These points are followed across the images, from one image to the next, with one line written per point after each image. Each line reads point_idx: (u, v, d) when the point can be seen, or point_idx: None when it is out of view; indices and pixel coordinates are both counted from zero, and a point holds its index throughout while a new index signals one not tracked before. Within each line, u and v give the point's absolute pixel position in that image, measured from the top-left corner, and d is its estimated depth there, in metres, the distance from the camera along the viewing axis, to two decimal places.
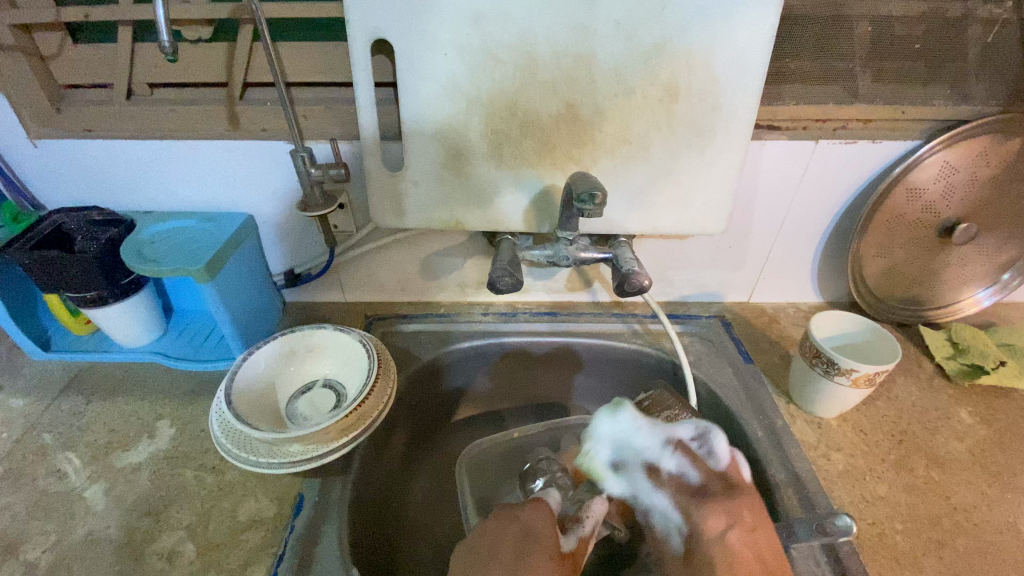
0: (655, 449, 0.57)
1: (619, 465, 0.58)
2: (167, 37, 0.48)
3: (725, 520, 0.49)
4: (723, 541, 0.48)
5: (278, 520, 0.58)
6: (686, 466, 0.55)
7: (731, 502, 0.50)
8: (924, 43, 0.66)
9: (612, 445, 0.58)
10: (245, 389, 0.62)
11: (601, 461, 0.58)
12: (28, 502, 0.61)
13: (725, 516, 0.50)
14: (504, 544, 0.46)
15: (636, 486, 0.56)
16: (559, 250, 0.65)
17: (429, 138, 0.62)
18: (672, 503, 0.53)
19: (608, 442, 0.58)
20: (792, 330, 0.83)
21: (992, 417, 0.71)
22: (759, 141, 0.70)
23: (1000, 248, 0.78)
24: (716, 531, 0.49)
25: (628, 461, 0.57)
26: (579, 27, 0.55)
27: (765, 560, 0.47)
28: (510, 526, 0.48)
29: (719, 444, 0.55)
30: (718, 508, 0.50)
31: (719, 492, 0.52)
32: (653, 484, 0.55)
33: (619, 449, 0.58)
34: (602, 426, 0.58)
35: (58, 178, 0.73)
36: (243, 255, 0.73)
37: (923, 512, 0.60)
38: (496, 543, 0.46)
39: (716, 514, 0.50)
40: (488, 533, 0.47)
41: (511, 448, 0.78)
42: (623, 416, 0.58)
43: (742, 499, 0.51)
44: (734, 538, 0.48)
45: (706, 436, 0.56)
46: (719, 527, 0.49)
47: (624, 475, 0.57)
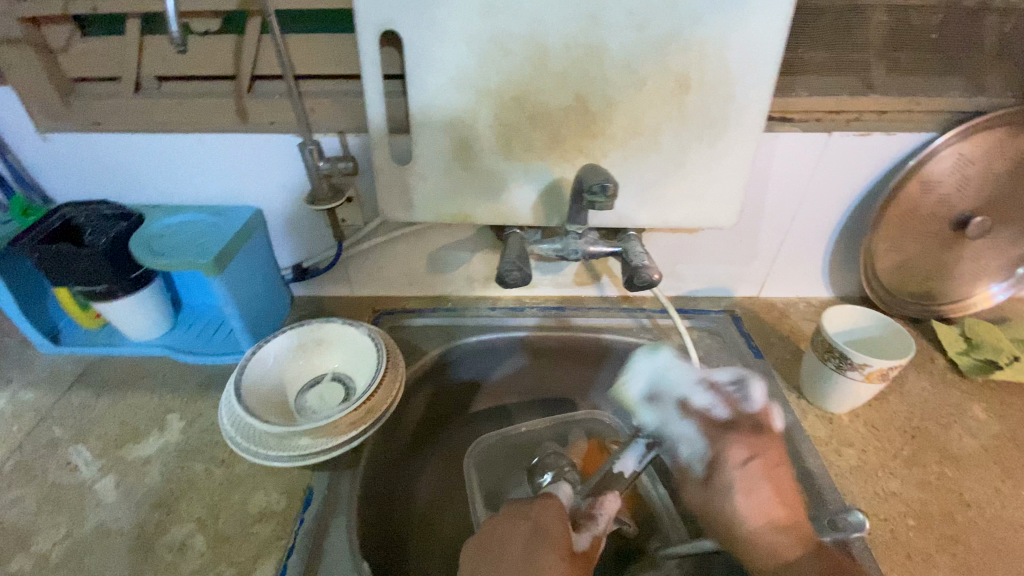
0: (689, 386, 0.61)
1: (652, 399, 0.63)
2: (175, 28, 0.48)
3: (747, 451, 0.53)
4: (744, 468, 0.52)
5: (287, 513, 0.58)
6: (716, 404, 0.58)
7: (760, 439, 0.54)
8: (940, 33, 0.65)
9: (648, 382, 0.64)
10: (254, 382, 0.62)
11: (636, 394, 0.65)
12: (40, 494, 0.61)
13: (750, 447, 0.53)
14: (514, 540, 0.46)
15: (665, 417, 0.61)
16: (568, 244, 0.65)
17: (437, 131, 0.62)
18: (698, 432, 0.57)
19: (643, 378, 0.65)
20: (803, 325, 0.83)
21: (1006, 413, 0.71)
22: (771, 133, 0.69)
23: (1014, 242, 0.77)
24: (737, 458, 0.52)
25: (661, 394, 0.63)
26: (590, 17, 0.54)
27: (782, 497, 0.50)
28: (521, 523, 0.48)
29: (754, 390, 0.58)
30: (742, 441, 0.54)
31: (748, 430, 0.55)
32: (682, 414, 0.60)
33: (652, 385, 0.64)
34: (638, 364, 0.66)
35: (68, 171, 0.73)
36: (251, 248, 0.73)
37: (937, 508, 0.60)
38: (507, 537, 0.47)
39: (740, 446, 0.53)
40: (499, 527, 0.48)
41: (518, 442, 0.80)
42: (660, 355, 0.66)
43: (769, 440, 0.54)
44: (755, 466, 0.52)
45: (743, 383, 0.59)
46: (742, 456, 0.52)
47: (657, 407, 0.62)
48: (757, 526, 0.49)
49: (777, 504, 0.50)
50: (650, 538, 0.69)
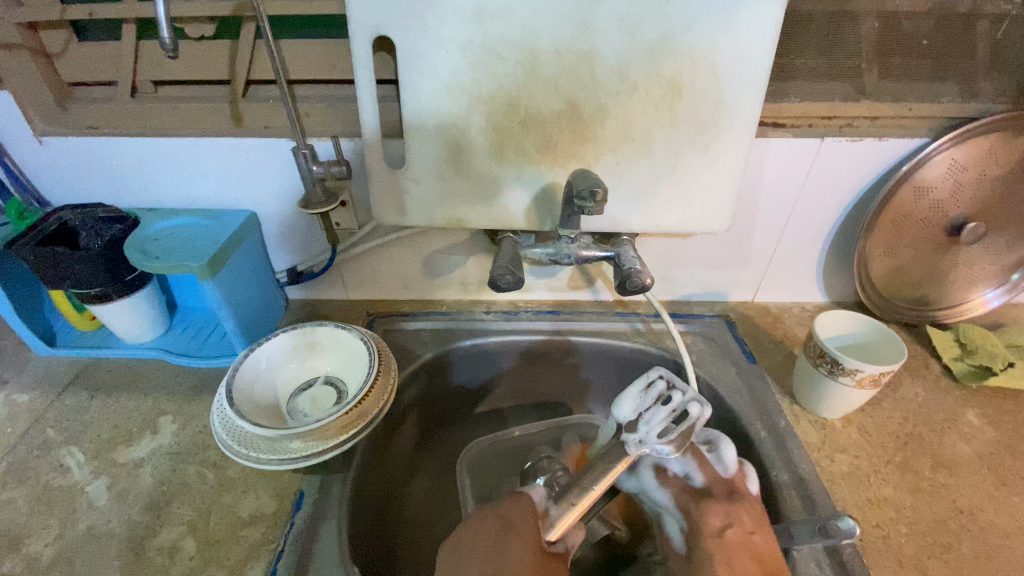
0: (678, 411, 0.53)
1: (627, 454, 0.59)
2: (168, 34, 0.48)
3: (722, 519, 0.51)
4: (720, 538, 0.50)
5: (278, 517, 0.58)
6: (692, 470, 0.55)
7: (734, 505, 0.52)
8: (932, 40, 0.65)
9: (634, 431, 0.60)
10: (246, 386, 0.62)
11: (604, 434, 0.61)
12: (31, 496, 0.61)
13: (723, 515, 0.52)
14: (485, 538, 0.47)
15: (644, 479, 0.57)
16: (561, 248, 0.65)
17: (430, 136, 0.62)
18: (672, 502, 0.55)
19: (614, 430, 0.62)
20: (797, 329, 0.83)
21: (1000, 419, 0.70)
22: (764, 138, 0.69)
23: (1009, 248, 0.77)
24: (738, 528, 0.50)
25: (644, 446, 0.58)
26: (581, 22, 0.55)
27: (763, 563, 0.48)
28: (487, 519, 0.48)
29: (728, 452, 0.55)
30: (716, 509, 0.52)
31: (723, 495, 0.53)
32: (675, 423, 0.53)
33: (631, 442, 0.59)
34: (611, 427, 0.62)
35: (64, 174, 0.74)
36: (246, 252, 0.73)
37: (928, 515, 0.60)
38: (474, 538, 0.47)
39: (716, 512, 0.52)
40: (469, 525, 0.48)
41: (512, 446, 0.80)
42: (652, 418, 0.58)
43: (743, 504, 0.53)
44: (732, 534, 0.50)
45: (716, 444, 0.56)
46: (716, 525, 0.51)
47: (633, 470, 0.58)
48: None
49: (759, 570, 0.48)
50: (641, 543, 0.69)
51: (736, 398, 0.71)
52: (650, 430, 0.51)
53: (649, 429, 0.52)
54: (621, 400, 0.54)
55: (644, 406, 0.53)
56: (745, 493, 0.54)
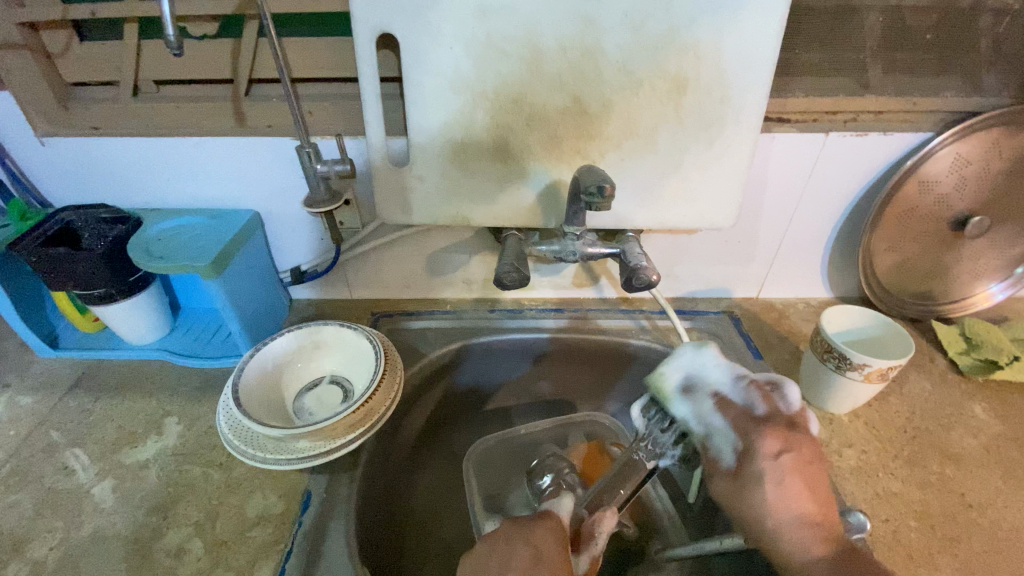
0: (728, 380, 0.52)
1: (689, 389, 0.52)
2: (173, 31, 0.47)
3: (780, 443, 0.45)
4: (776, 461, 0.44)
5: (284, 518, 0.58)
6: (755, 400, 0.49)
7: (796, 435, 0.46)
8: (935, 34, 0.65)
9: (686, 373, 0.54)
10: (252, 386, 0.62)
11: (670, 383, 0.53)
12: (36, 499, 0.61)
13: (783, 440, 0.46)
14: (514, 565, 0.43)
15: (704, 412, 0.50)
16: (566, 245, 0.64)
17: (436, 134, 0.62)
18: (729, 423, 0.48)
19: (680, 369, 0.54)
20: (802, 325, 0.83)
21: (1007, 413, 0.70)
22: (768, 134, 0.69)
23: (1013, 242, 0.77)
24: (770, 449, 0.45)
25: (697, 386, 0.52)
26: (587, 18, 0.55)
27: (815, 491, 0.44)
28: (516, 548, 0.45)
29: (793, 392, 0.49)
30: (776, 432, 0.46)
31: (782, 422, 0.47)
32: (716, 405, 0.50)
33: (689, 377, 0.54)
34: (679, 355, 0.56)
35: (66, 175, 0.73)
36: (249, 251, 0.73)
37: (937, 509, 0.59)
38: (505, 561, 0.44)
39: (775, 436, 0.46)
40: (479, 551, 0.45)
41: (518, 445, 0.79)
42: (706, 352, 0.56)
43: (805, 437, 0.46)
44: (787, 460, 0.44)
45: (779, 385, 0.51)
46: (775, 447, 0.45)
47: (693, 398, 0.52)
48: (785, 518, 0.43)
49: (809, 500, 0.44)
50: (651, 539, 0.68)
51: None
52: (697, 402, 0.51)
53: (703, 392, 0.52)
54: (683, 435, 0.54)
55: (692, 369, 0.54)
56: (802, 427, 0.47)
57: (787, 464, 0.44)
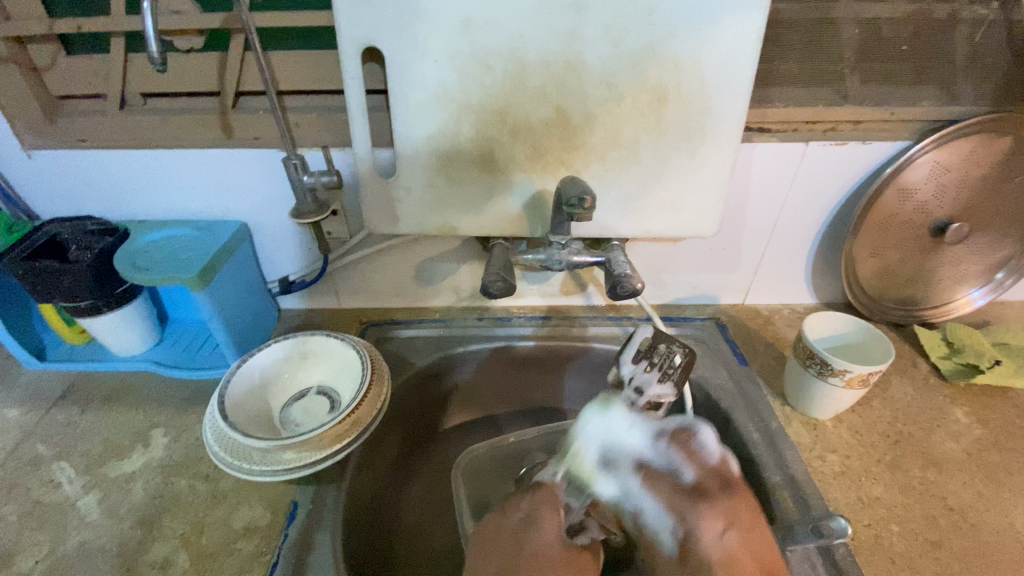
0: (644, 445, 0.55)
1: (607, 464, 0.55)
2: (156, 47, 0.48)
3: (722, 520, 0.46)
4: (720, 542, 0.45)
5: (271, 529, 0.58)
6: (681, 465, 0.51)
7: (726, 501, 0.47)
8: (912, 45, 0.66)
9: (599, 447, 0.56)
10: (238, 397, 0.62)
11: (590, 461, 0.55)
12: (22, 512, 0.61)
13: (723, 515, 0.46)
14: (504, 532, 0.47)
15: (628, 485, 0.53)
16: (552, 254, 0.65)
17: (421, 145, 0.62)
18: (665, 505, 0.49)
19: (592, 442, 0.57)
20: (787, 331, 0.84)
21: (988, 417, 0.71)
22: (750, 143, 0.70)
23: (993, 247, 0.78)
24: (711, 531, 0.45)
25: (617, 460, 0.55)
26: (567, 31, 0.55)
27: (761, 561, 0.44)
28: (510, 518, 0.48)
29: (708, 440, 0.52)
30: (715, 509, 0.46)
31: (713, 487, 0.48)
32: (647, 486, 0.52)
33: (606, 448, 0.56)
34: (589, 424, 0.58)
35: (53, 187, 0.74)
36: (236, 262, 0.73)
37: (919, 514, 0.60)
38: (497, 529, 0.47)
39: (715, 515, 0.46)
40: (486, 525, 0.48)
41: (506, 454, 0.76)
42: (612, 415, 0.58)
43: (738, 503, 0.47)
44: (733, 539, 0.45)
45: (695, 434, 0.52)
46: (716, 529, 0.45)
47: (614, 475, 0.55)
48: None
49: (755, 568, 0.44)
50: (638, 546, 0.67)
51: (728, 402, 0.71)
52: (626, 482, 0.54)
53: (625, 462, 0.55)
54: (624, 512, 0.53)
55: (609, 434, 0.57)
56: (730, 478, 0.49)
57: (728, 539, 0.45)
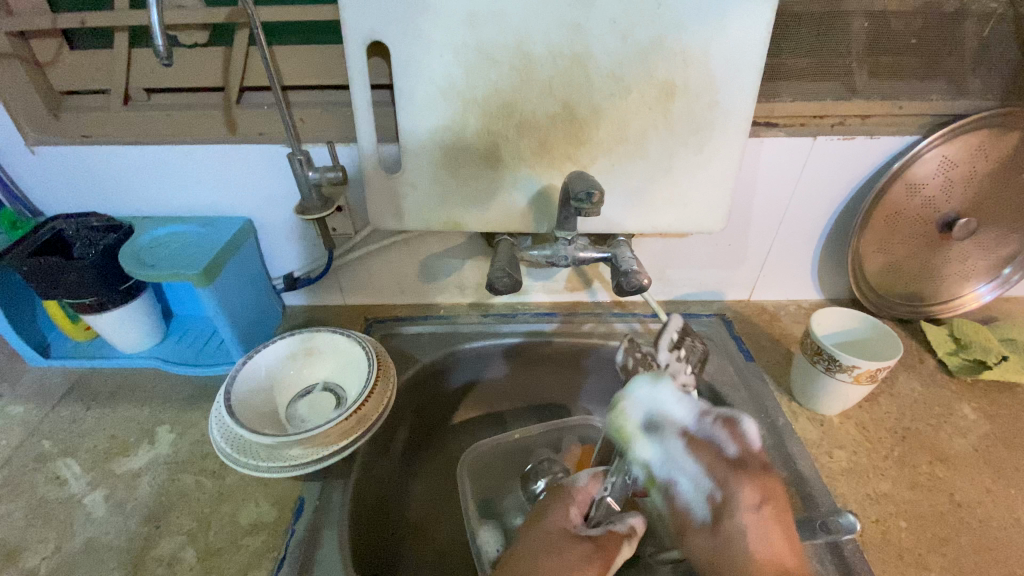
0: (689, 413, 0.52)
1: (650, 429, 0.52)
2: (162, 41, 0.47)
3: (758, 495, 0.47)
4: (756, 514, 0.47)
5: (278, 525, 0.58)
6: (725, 441, 0.50)
7: (765, 477, 0.48)
8: (920, 39, 0.66)
9: (644, 412, 0.52)
10: (243, 394, 0.61)
11: (631, 424, 0.52)
12: (28, 509, 0.61)
13: (760, 490, 0.48)
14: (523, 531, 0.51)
15: (670, 452, 0.50)
16: (558, 250, 0.64)
17: (427, 140, 0.62)
18: (704, 472, 0.49)
19: (638, 407, 0.53)
20: (793, 327, 0.83)
21: (995, 412, 0.71)
22: (757, 138, 0.70)
23: (1000, 243, 0.78)
24: (748, 503, 0.47)
25: (662, 425, 0.52)
26: (575, 25, 0.55)
27: (789, 542, 0.46)
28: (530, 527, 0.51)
29: (751, 425, 0.50)
30: (754, 483, 0.48)
31: (754, 465, 0.48)
32: (689, 453, 0.50)
33: (651, 415, 0.52)
34: (637, 395, 0.53)
35: (57, 184, 0.73)
36: (241, 258, 0.73)
37: (927, 510, 0.60)
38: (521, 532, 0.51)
39: (753, 487, 0.47)
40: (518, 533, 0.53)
41: (512, 449, 0.75)
42: (663, 386, 0.53)
43: (773, 481, 0.48)
44: (767, 513, 0.47)
45: (738, 419, 0.51)
46: (754, 500, 0.47)
47: (657, 440, 0.51)
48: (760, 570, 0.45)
49: (781, 544, 0.46)
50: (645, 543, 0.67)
51: (735, 398, 0.71)
52: (667, 449, 0.51)
53: (669, 428, 0.51)
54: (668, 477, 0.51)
55: (655, 403, 0.53)
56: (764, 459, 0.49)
57: (762, 518, 0.47)
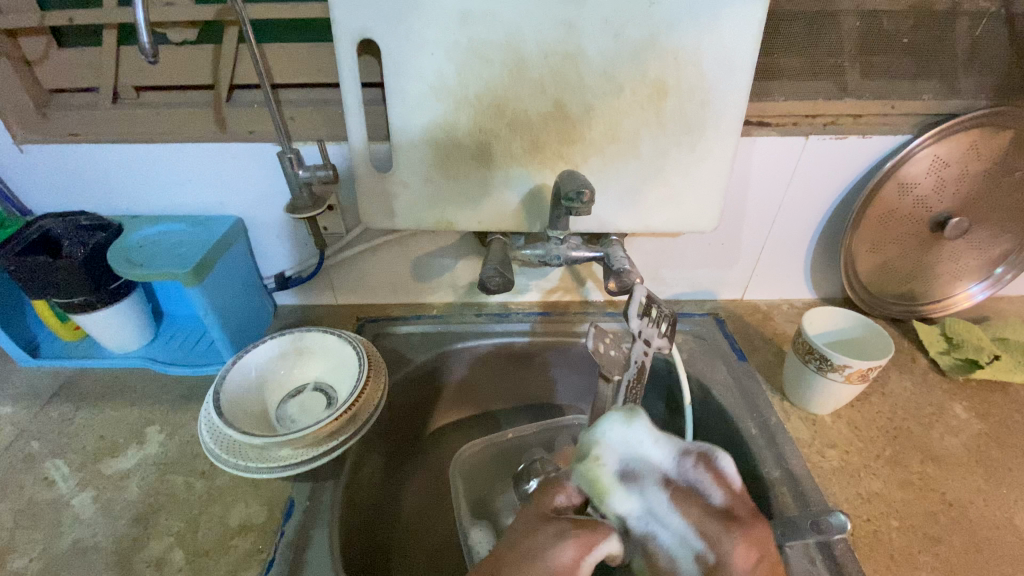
0: (664, 459, 0.46)
1: (627, 479, 0.45)
2: (147, 39, 0.47)
3: (755, 550, 0.41)
4: None
5: (267, 526, 0.58)
6: (708, 486, 0.43)
7: (758, 529, 0.41)
8: (912, 38, 0.66)
9: (619, 460, 0.46)
10: (234, 394, 0.61)
11: (606, 473, 0.45)
12: (16, 510, 0.60)
13: (758, 545, 0.41)
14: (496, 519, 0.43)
15: (649, 506, 0.44)
16: (550, 249, 0.63)
17: (418, 139, 0.62)
18: (690, 525, 0.42)
19: (612, 455, 0.46)
20: (786, 326, 0.83)
21: (986, 412, 0.71)
22: (749, 137, 0.70)
23: (992, 242, 0.78)
24: (745, 563, 0.40)
25: (640, 475, 0.45)
26: (566, 24, 0.55)
27: None
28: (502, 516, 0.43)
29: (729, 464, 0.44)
30: (750, 536, 0.41)
31: (744, 515, 0.42)
32: (672, 508, 0.43)
33: (626, 462, 0.46)
34: (608, 435, 0.47)
35: (46, 182, 0.73)
36: (231, 257, 0.72)
37: (918, 509, 0.60)
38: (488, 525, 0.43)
39: (747, 544, 0.40)
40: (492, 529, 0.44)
41: (506, 450, 0.79)
42: (638, 427, 0.47)
43: (768, 530, 0.42)
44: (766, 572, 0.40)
45: (714, 456, 0.45)
46: (750, 559, 0.40)
47: (636, 491, 0.44)
48: None
49: None
50: None
51: (727, 397, 0.71)
52: (645, 506, 0.44)
53: (645, 479, 0.45)
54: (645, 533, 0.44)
55: (625, 452, 0.46)
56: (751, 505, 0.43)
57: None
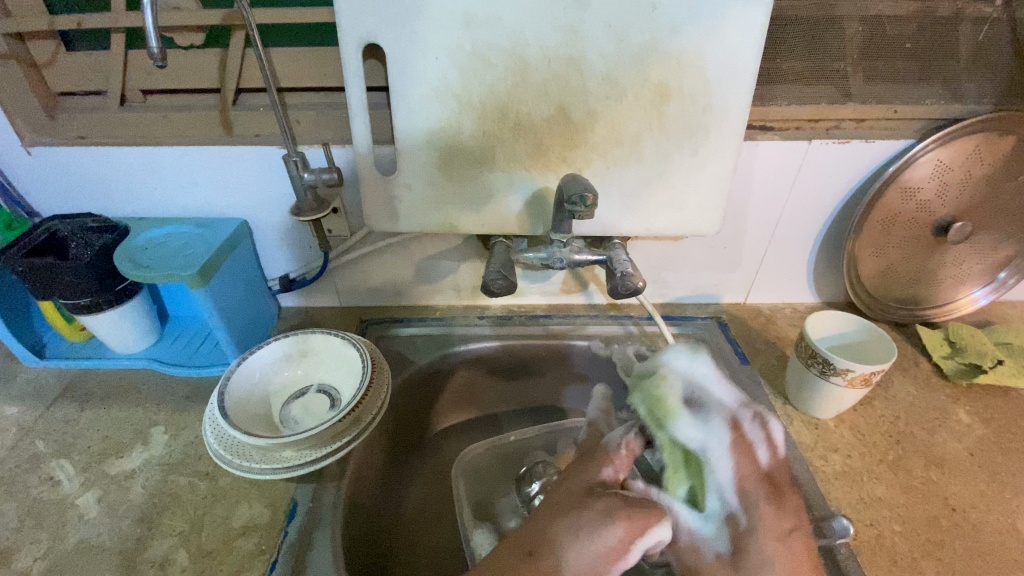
0: (727, 399, 0.53)
1: (692, 407, 0.52)
2: (156, 43, 0.47)
3: (791, 521, 0.46)
4: (788, 545, 0.45)
5: (270, 527, 0.58)
6: (760, 445, 0.49)
7: (794, 503, 0.47)
8: (915, 43, 0.66)
9: (686, 389, 0.53)
10: (238, 395, 0.61)
11: (673, 397, 0.52)
12: (21, 509, 0.60)
13: (793, 516, 0.46)
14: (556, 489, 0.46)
15: (710, 441, 0.49)
16: (553, 252, 0.64)
17: (423, 142, 0.62)
18: (735, 479, 0.47)
19: (679, 381, 0.54)
20: (788, 330, 0.83)
21: (990, 416, 0.71)
22: (752, 141, 0.70)
23: (996, 247, 0.78)
24: (774, 532, 0.45)
25: (704, 405, 0.52)
26: (570, 28, 0.55)
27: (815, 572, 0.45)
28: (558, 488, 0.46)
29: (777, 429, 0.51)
30: (787, 509, 0.46)
31: (782, 484, 0.48)
32: (728, 454, 0.48)
33: (692, 392, 0.53)
34: (678, 363, 0.56)
35: (53, 185, 0.73)
36: (236, 259, 0.73)
37: (921, 514, 0.60)
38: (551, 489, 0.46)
39: (783, 516, 0.46)
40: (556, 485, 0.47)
41: (507, 451, 0.77)
42: (701, 361, 0.55)
43: (799, 504, 0.47)
44: (798, 541, 0.45)
45: (766, 421, 0.51)
46: (784, 528, 0.45)
47: (698, 419, 0.51)
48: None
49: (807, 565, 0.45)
50: None
51: None
52: (701, 441, 0.49)
53: (706, 413, 0.51)
54: (703, 473, 0.48)
55: (692, 383, 0.54)
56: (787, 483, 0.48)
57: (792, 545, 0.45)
